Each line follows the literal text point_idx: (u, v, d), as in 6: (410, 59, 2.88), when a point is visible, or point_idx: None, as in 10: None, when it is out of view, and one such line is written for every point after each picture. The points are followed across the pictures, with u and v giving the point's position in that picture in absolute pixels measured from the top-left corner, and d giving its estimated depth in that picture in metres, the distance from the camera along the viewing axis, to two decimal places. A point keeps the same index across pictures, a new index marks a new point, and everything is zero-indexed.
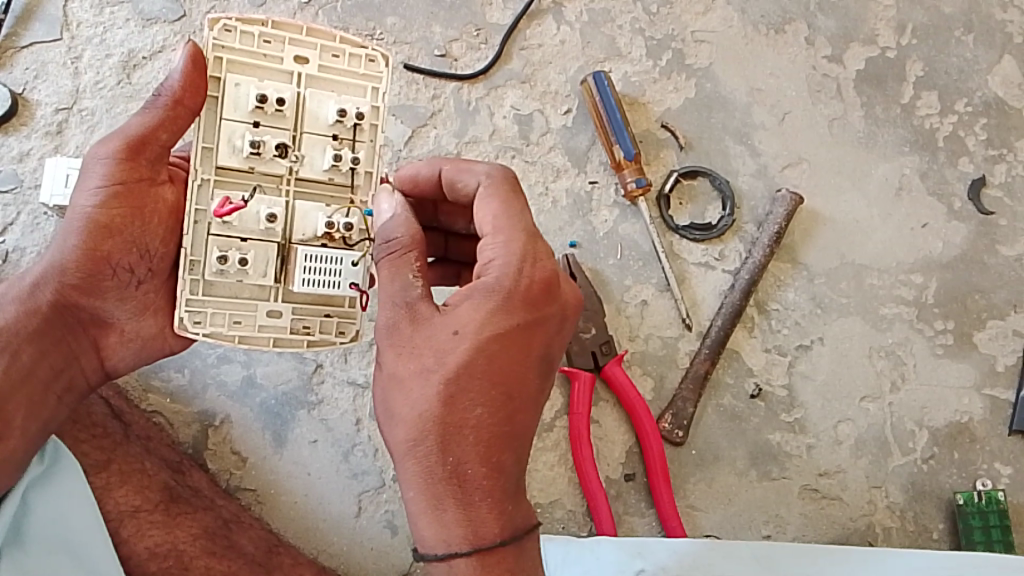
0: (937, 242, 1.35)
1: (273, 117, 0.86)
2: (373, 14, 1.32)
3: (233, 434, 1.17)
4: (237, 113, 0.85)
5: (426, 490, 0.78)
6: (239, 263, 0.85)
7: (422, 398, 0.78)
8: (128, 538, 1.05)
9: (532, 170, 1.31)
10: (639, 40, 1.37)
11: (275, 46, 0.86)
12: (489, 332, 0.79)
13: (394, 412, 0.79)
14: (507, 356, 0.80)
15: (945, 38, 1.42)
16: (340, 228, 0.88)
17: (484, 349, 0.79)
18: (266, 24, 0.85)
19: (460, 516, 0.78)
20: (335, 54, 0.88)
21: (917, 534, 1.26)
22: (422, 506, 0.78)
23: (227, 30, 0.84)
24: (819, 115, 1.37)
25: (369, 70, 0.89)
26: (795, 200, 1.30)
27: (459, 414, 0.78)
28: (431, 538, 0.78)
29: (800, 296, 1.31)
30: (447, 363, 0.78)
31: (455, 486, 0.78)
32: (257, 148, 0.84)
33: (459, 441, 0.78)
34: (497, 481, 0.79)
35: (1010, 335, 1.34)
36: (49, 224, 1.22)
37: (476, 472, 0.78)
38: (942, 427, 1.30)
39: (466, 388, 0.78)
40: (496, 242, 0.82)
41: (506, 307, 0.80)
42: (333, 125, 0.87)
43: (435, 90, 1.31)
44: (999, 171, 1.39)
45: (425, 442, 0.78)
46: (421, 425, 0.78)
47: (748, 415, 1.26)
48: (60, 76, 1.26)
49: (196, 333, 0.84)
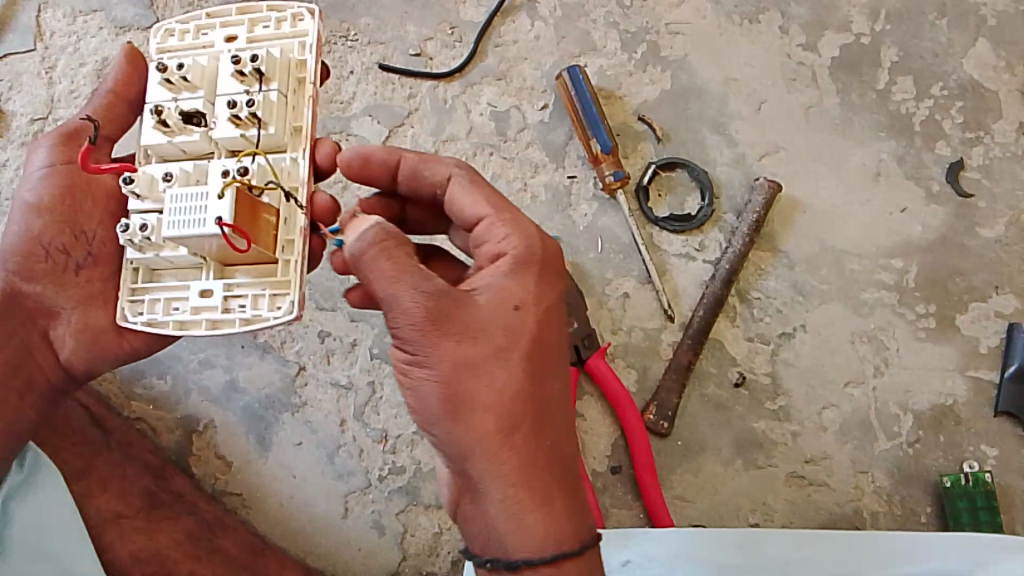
0: (916, 226, 1.35)
1: (186, 87, 0.85)
2: (347, 14, 1.35)
3: (216, 438, 1.18)
4: (155, 92, 0.86)
5: (528, 481, 0.78)
6: (139, 229, 0.81)
7: (505, 381, 0.79)
8: (110, 544, 1.04)
9: (510, 166, 1.31)
10: (613, 33, 1.37)
11: (208, 33, 0.88)
12: (545, 302, 0.82)
13: (473, 403, 0.78)
14: (558, 329, 0.83)
15: (918, 22, 1.42)
16: (234, 173, 0.80)
17: (545, 319, 0.82)
18: (201, 17, 0.89)
19: (564, 503, 0.79)
20: (263, 24, 0.88)
21: (904, 518, 1.26)
22: (526, 499, 0.78)
23: (169, 33, 0.89)
24: (795, 103, 1.38)
25: (294, 29, 0.87)
26: (773, 188, 1.29)
27: (539, 393, 0.80)
28: (539, 535, 0.78)
29: (780, 284, 1.31)
30: (520, 338, 0.80)
31: (552, 471, 0.79)
32: (161, 116, 0.83)
33: (542, 420, 0.80)
34: (574, 458, 0.83)
35: (991, 317, 1.33)
36: None
37: (558, 451, 0.81)
38: (926, 411, 1.29)
39: (538, 365, 0.81)
40: (511, 217, 0.83)
41: (551, 278, 0.83)
42: (240, 79, 0.84)
43: (411, 89, 1.32)
44: (977, 153, 1.38)
45: (518, 427, 0.78)
46: (508, 410, 0.78)
47: (732, 404, 1.27)
48: (35, 86, 1.26)
49: (134, 321, 0.83)
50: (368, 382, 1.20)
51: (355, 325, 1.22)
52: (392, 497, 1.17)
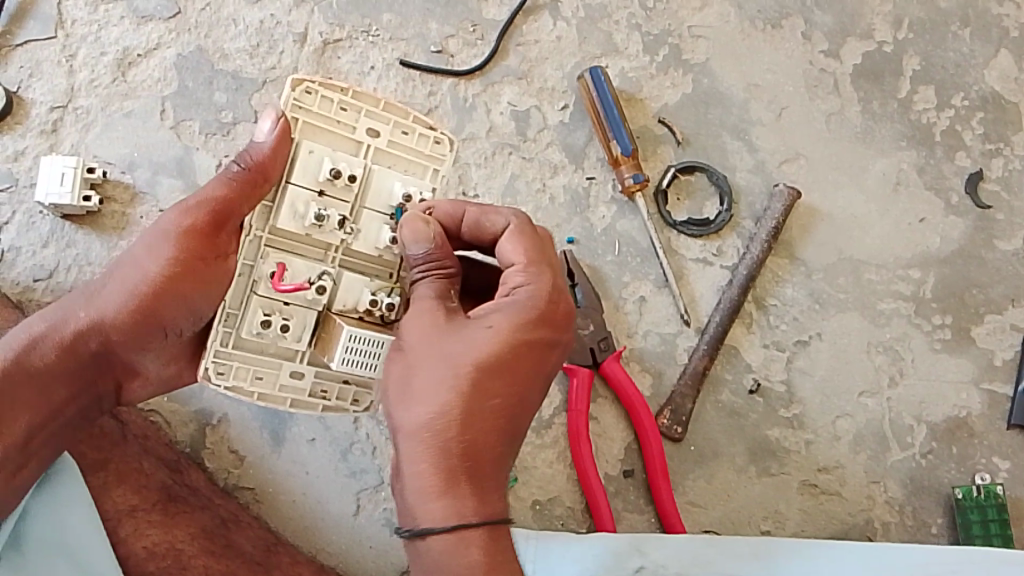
0: (935, 237, 1.35)
1: (339, 188, 0.89)
2: (369, 11, 1.32)
3: (230, 433, 1.16)
4: (304, 178, 0.88)
5: (435, 465, 0.80)
6: (279, 328, 0.88)
7: (445, 380, 0.82)
8: (126, 539, 1.07)
9: (530, 167, 1.31)
10: (636, 36, 1.36)
11: (351, 115, 0.89)
12: (517, 332, 0.84)
13: (414, 390, 0.82)
14: (529, 356, 0.84)
15: (942, 32, 1.41)
16: (381, 307, 0.91)
17: (512, 345, 0.84)
18: (347, 94, 0.89)
19: (469, 492, 0.80)
20: (405, 131, 0.91)
21: (915, 529, 1.26)
22: (430, 479, 0.80)
23: (308, 92, 0.88)
24: (815, 111, 1.37)
25: (436, 152, 0.92)
26: (793, 196, 1.29)
27: (481, 398, 0.82)
28: (437, 512, 0.80)
29: (798, 292, 1.31)
30: (475, 351, 0.83)
31: (465, 465, 0.81)
32: (320, 219, 0.88)
33: (474, 420, 0.81)
34: (499, 467, 0.83)
35: (1008, 329, 1.33)
36: (44, 223, 1.22)
37: (483, 453, 0.81)
38: (940, 422, 1.29)
39: (487, 377, 0.82)
40: (531, 271, 0.87)
41: (538, 318, 0.85)
42: (393, 205, 0.91)
43: (431, 87, 1.32)
44: (997, 165, 1.38)
45: (446, 419, 0.81)
46: (442, 401, 0.81)
47: (746, 410, 1.26)
48: (55, 74, 1.26)
49: (218, 384, 0.87)
50: None
51: None
52: None
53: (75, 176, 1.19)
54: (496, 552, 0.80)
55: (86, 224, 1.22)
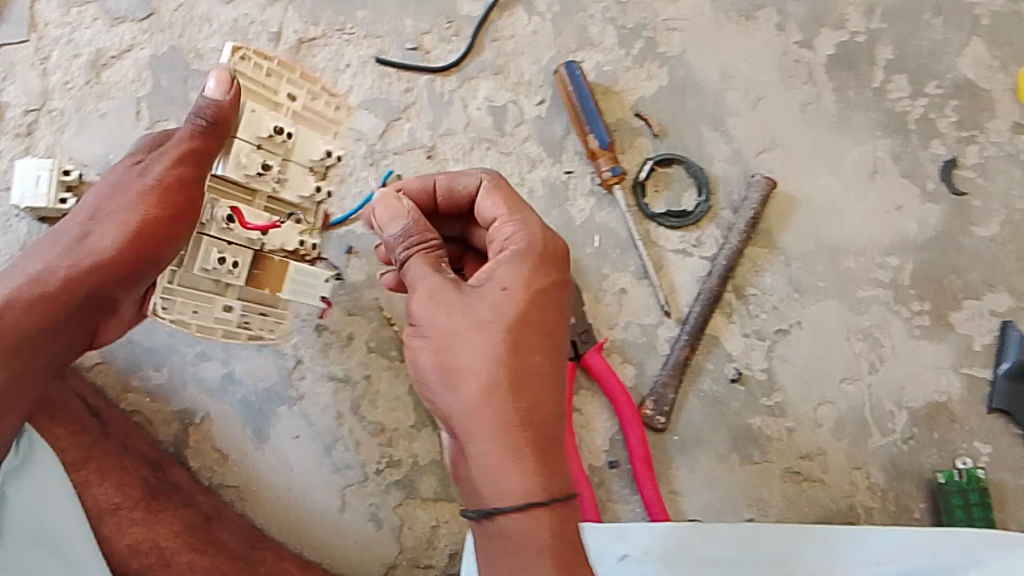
0: (911, 224, 1.35)
1: (273, 144, 1.08)
2: (343, 8, 1.33)
3: (212, 431, 1.16)
4: (246, 133, 1.06)
5: (506, 437, 0.80)
6: (229, 265, 1.06)
7: (486, 350, 0.82)
8: (109, 535, 1.08)
9: (508, 161, 1.31)
10: (611, 29, 1.37)
11: (275, 83, 1.10)
12: (533, 286, 0.85)
13: (459, 367, 0.82)
14: (549, 305, 0.85)
15: (914, 21, 1.43)
16: (308, 246, 1.17)
17: (534, 299, 0.84)
18: (274, 64, 1.09)
19: (541, 459, 0.81)
20: (320, 101, 1.14)
21: (898, 513, 1.26)
22: (502, 454, 0.80)
23: (243, 59, 1.07)
24: (791, 100, 1.38)
25: (337, 115, 1.16)
26: (770, 185, 1.30)
27: (524, 361, 0.82)
28: (514, 488, 0.80)
29: (777, 281, 1.31)
30: (503, 313, 0.83)
31: (530, 431, 0.81)
32: (261, 169, 1.08)
33: (525, 383, 0.82)
34: (557, 429, 0.83)
35: (986, 314, 1.33)
36: (20, 225, 1.21)
37: (543, 416, 0.82)
38: (921, 407, 1.29)
39: (523, 337, 0.83)
40: (515, 219, 0.89)
41: (541, 266, 0.86)
42: (315, 162, 1.14)
43: (408, 83, 1.32)
44: (972, 152, 1.39)
45: (499, 390, 0.81)
46: (491, 372, 0.81)
47: (728, 399, 1.26)
48: (29, 77, 1.26)
49: (165, 317, 1.04)
50: (364, 376, 1.19)
51: (351, 319, 1.21)
52: (389, 491, 1.17)
53: (51, 178, 1.18)
54: (566, 526, 0.81)
55: None
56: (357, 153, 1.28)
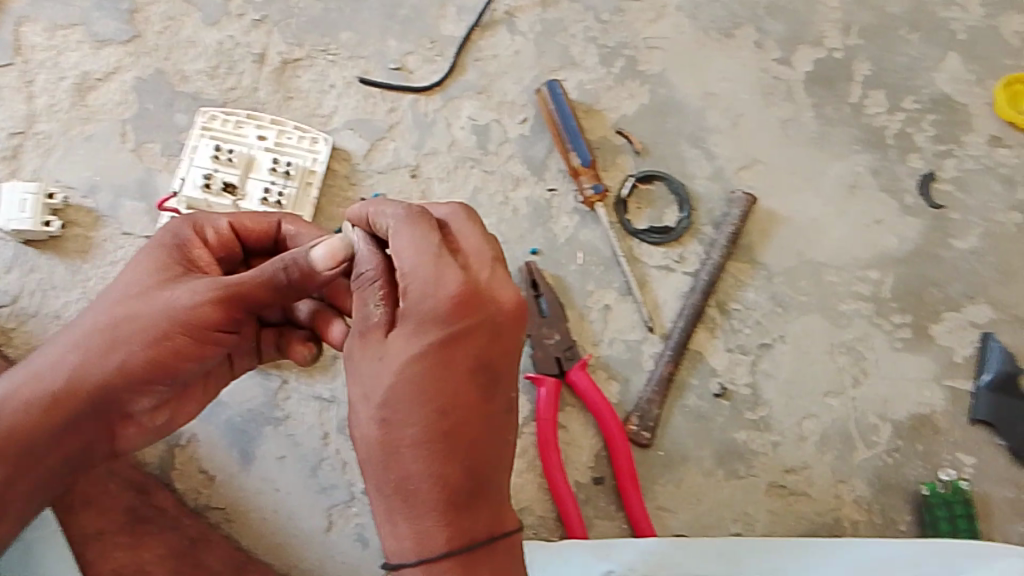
0: (891, 237, 1.37)
1: (226, 163, 1.22)
2: (327, 29, 1.35)
3: (199, 452, 1.17)
4: (202, 160, 1.22)
5: (381, 503, 0.78)
6: None
7: (364, 418, 0.78)
8: (93, 560, 1.06)
9: (491, 180, 1.32)
10: (593, 49, 1.40)
11: (243, 128, 1.25)
12: (415, 349, 0.76)
13: (351, 433, 0.80)
14: (431, 371, 0.76)
15: (891, 37, 1.46)
16: None
17: (409, 368, 0.76)
18: (244, 116, 1.26)
19: (429, 524, 0.76)
20: (286, 135, 1.26)
21: (884, 526, 1.25)
22: (379, 517, 0.78)
23: (213, 118, 1.26)
24: (771, 117, 1.40)
25: (312, 146, 1.26)
26: (750, 202, 1.32)
27: (396, 432, 0.76)
28: (400, 546, 0.78)
29: (759, 296, 1.32)
30: (378, 381, 0.77)
31: (402, 500, 0.76)
32: (208, 181, 1.20)
33: (397, 453, 0.76)
34: (444, 496, 0.76)
35: (967, 326, 1.34)
36: (5, 248, 1.20)
37: (419, 484, 0.76)
38: (904, 419, 1.30)
39: (396, 406, 0.76)
40: (405, 265, 0.77)
41: (425, 322, 0.76)
42: (271, 173, 1.23)
43: (392, 103, 1.33)
44: (950, 165, 1.40)
45: (373, 461, 0.77)
46: (365, 440, 0.77)
47: (713, 415, 1.27)
48: (14, 101, 1.27)
49: None
50: None
51: None
52: None
53: (36, 202, 1.18)
54: None
55: (48, 249, 1.21)
56: (343, 174, 1.29)
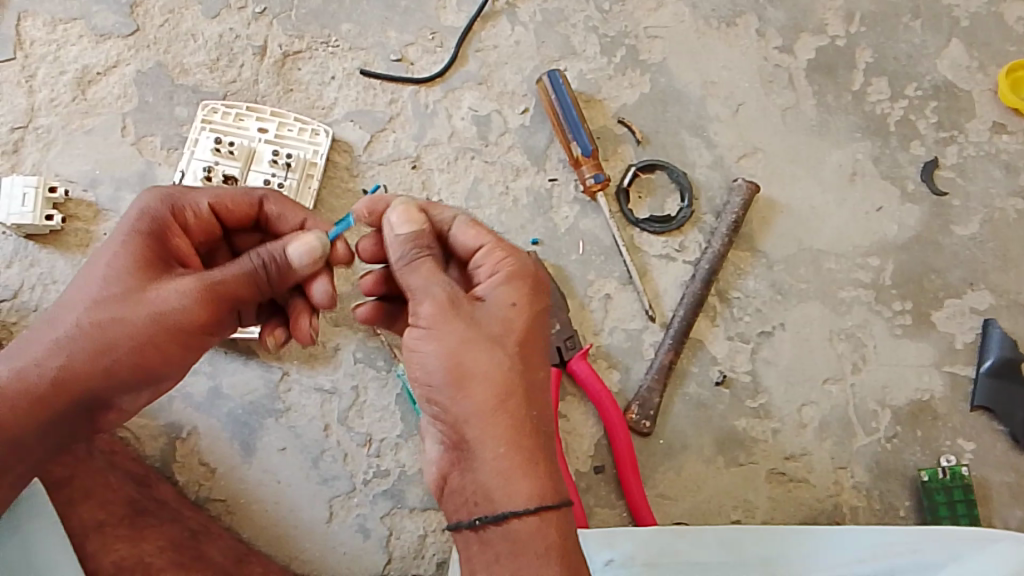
0: (892, 225, 1.37)
1: (227, 156, 1.23)
2: (328, 21, 1.35)
3: (200, 445, 1.18)
4: (203, 153, 1.23)
5: (521, 448, 0.79)
6: None
7: (497, 361, 0.81)
8: (94, 553, 1.06)
9: (492, 170, 1.32)
10: (593, 38, 1.39)
11: (244, 121, 1.26)
12: (534, 306, 0.85)
13: (468, 379, 0.80)
14: (542, 331, 0.85)
15: (892, 24, 1.45)
16: None
17: (533, 320, 0.85)
18: (244, 108, 1.27)
19: (549, 469, 0.80)
20: (287, 128, 1.27)
21: (883, 512, 1.27)
22: (518, 462, 0.79)
23: (213, 111, 1.26)
24: (772, 105, 1.40)
25: (313, 138, 1.27)
26: (751, 189, 1.31)
27: (529, 376, 0.82)
28: (521, 492, 0.78)
29: (760, 284, 1.33)
30: (510, 328, 0.83)
31: (535, 442, 0.80)
32: (209, 173, 1.21)
33: (528, 395, 0.81)
34: (548, 443, 0.82)
35: (967, 313, 1.35)
36: (7, 243, 1.22)
37: (542, 429, 0.81)
38: (904, 406, 1.30)
39: (528, 354, 0.83)
40: (501, 244, 0.90)
41: (537, 287, 0.87)
42: (271, 166, 1.23)
43: (392, 95, 1.33)
44: (951, 152, 1.40)
45: (511, 402, 0.80)
46: (507, 383, 0.80)
47: (713, 402, 1.28)
48: (15, 94, 1.28)
49: None
50: (352, 387, 1.22)
51: (339, 329, 1.23)
52: (378, 501, 1.18)
53: (36, 196, 1.19)
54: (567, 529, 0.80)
55: (50, 242, 1.22)
56: (344, 166, 1.30)
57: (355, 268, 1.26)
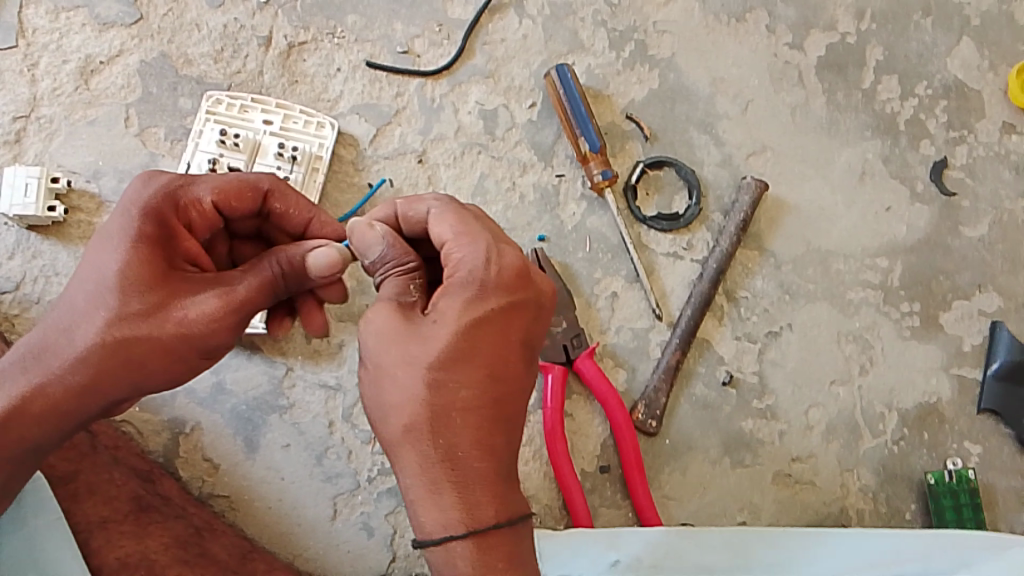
0: (901, 226, 1.36)
1: (232, 148, 1.21)
2: (333, 12, 1.33)
3: (204, 441, 1.17)
4: (208, 145, 1.22)
5: (426, 475, 0.78)
6: None
7: (411, 387, 0.79)
8: (99, 549, 1.05)
9: (499, 166, 1.31)
10: (602, 33, 1.38)
11: (249, 112, 1.24)
12: (472, 318, 0.80)
13: (387, 404, 0.80)
14: (483, 345, 0.80)
15: (904, 22, 1.44)
16: None
17: (466, 334, 0.80)
18: (250, 99, 1.25)
19: (459, 498, 0.78)
20: (293, 120, 1.26)
21: (888, 515, 1.26)
22: (423, 490, 0.79)
23: (218, 102, 1.25)
24: (781, 103, 1.38)
25: (318, 132, 1.26)
26: (760, 188, 1.31)
27: (449, 399, 0.79)
28: (432, 522, 0.78)
29: (768, 284, 1.32)
30: (433, 348, 0.80)
31: (452, 470, 0.78)
32: (214, 167, 1.20)
33: (447, 420, 0.79)
34: (489, 467, 0.79)
35: (975, 315, 1.34)
36: (8, 234, 1.20)
37: (467, 454, 0.78)
38: (910, 409, 1.30)
39: (452, 374, 0.79)
40: (464, 240, 0.83)
41: (482, 293, 0.81)
42: (277, 159, 1.22)
43: (398, 88, 1.32)
44: (961, 153, 1.39)
45: (420, 430, 0.79)
46: (416, 409, 0.79)
47: (720, 403, 1.27)
48: (17, 84, 1.26)
49: None
50: (357, 384, 1.20)
51: (343, 325, 1.22)
52: (382, 499, 1.18)
53: (39, 186, 1.17)
54: (492, 560, 0.78)
55: (52, 234, 1.21)
56: (349, 161, 1.28)
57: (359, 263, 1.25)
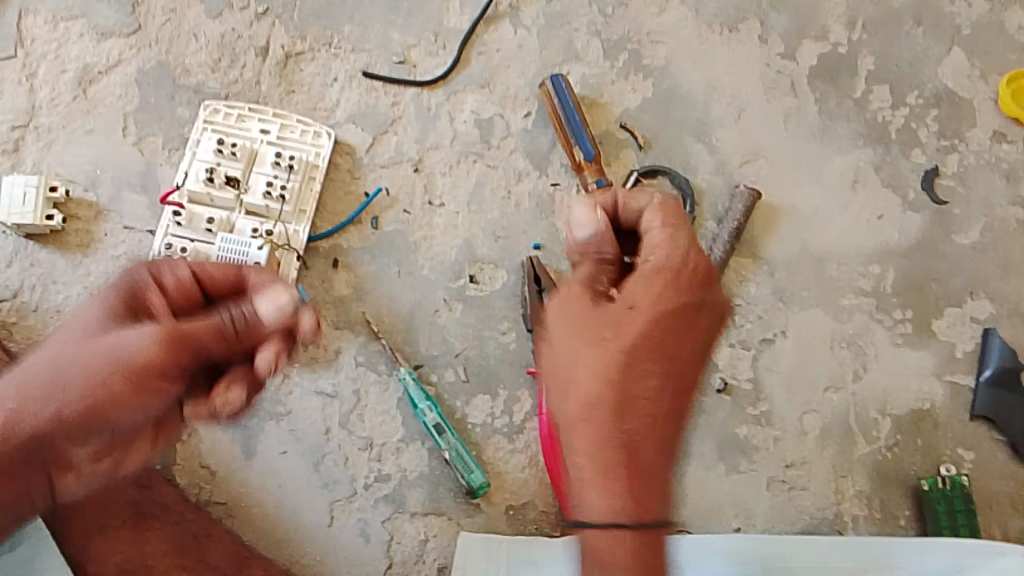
0: (894, 233, 1.37)
1: (230, 156, 1.23)
2: (330, 22, 1.34)
3: (201, 447, 1.17)
4: (205, 154, 1.24)
5: (598, 458, 0.79)
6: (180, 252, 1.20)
7: (596, 368, 0.81)
8: (97, 555, 1.06)
9: (495, 174, 1.32)
10: (596, 42, 1.39)
11: (246, 122, 1.27)
12: (656, 308, 0.82)
13: (564, 385, 0.83)
14: (672, 338, 0.82)
15: (894, 31, 1.45)
16: (265, 234, 1.23)
17: (655, 327, 0.82)
18: (247, 109, 1.27)
19: (630, 484, 0.79)
20: (289, 129, 1.28)
21: (884, 520, 1.27)
22: (593, 474, 0.79)
23: (215, 112, 1.27)
24: (774, 112, 1.40)
25: (315, 140, 1.28)
26: (753, 196, 1.32)
27: (636, 386, 0.81)
28: (597, 505, 0.80)
29: (762, 290, 1.33)
30: (623, 335, 0.82)
31: (636, 457, 0.80)
32: (211, 175, 1.22)
33: (632, 406, 0.81)
34: (662, 454, 0.82)
35: (968, 322, 1.35)
36: (6, 242, 1.21)
37: (645, 436, 0.81)
38: (904, 414, 1.31)
39: (637, 360, 0.81)
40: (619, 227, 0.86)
41: (666, 280, 0.83)
42: (273, 167, 1.24)
43: (394, 97, 1.33)
44: (952, 160, 1.41)
45: (601, 411, 0.80)
46: (601, 390, 0.80)
47: (714, 409, 1.28)
48: (15, 93, 1.27)
49: None
50: (353, 391, 1.21)
51: (339, 332, 1.23)
52: (378, 505, 1.18)
53: (37, 194, 1.19)
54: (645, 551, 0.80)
55: (50, 243, 1.21)
56: (346, 168, 1.29)
57: (356, 270, 1.25)
